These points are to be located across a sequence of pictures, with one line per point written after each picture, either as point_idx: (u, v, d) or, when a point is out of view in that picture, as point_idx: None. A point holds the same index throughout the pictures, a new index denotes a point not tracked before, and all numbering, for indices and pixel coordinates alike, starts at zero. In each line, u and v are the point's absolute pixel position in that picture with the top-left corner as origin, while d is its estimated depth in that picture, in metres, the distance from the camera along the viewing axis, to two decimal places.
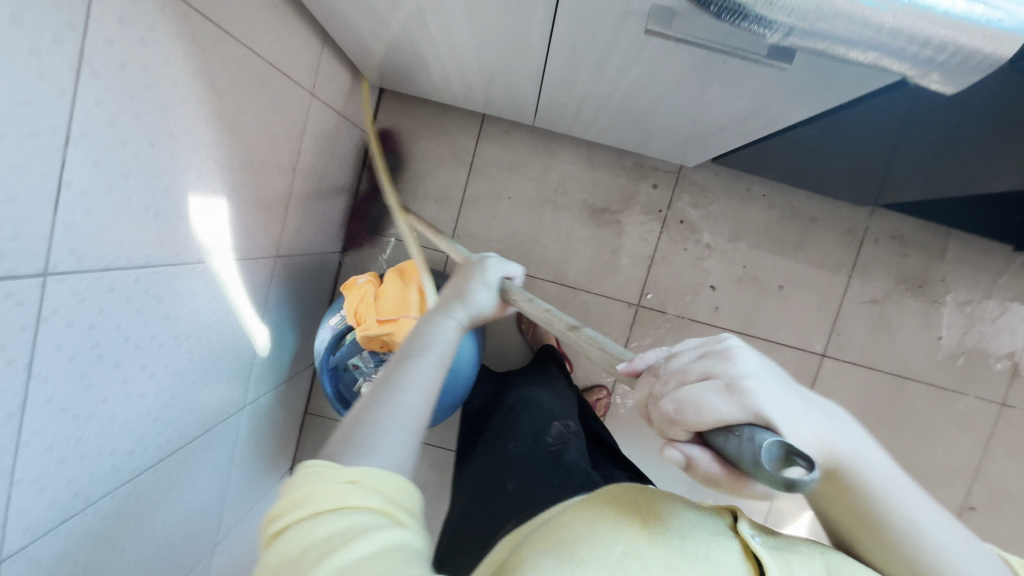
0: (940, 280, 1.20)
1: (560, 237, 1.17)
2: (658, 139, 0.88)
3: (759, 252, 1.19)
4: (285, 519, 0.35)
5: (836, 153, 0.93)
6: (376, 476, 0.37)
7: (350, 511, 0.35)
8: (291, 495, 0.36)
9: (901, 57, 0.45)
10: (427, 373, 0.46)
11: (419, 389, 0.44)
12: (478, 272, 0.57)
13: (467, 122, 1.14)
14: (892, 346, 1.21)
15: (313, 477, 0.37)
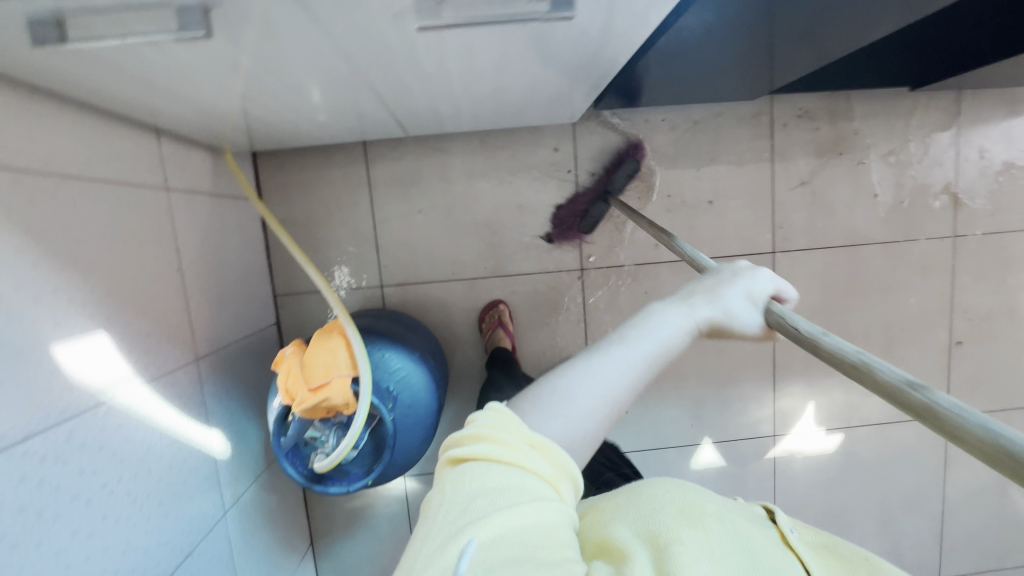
0: (858, 140, 1.20)
1: (483, 231, 1.15)
2: (528, 108, 0.86)
3: (680, 177, 1.18)
4: (467, 449, 0.41)
5: (701, 58, 0.92)
6: (551, 451, 0.42)
7: (521, 467, 0.39)
8: (478, 431, 0.42)
9: None
10: (638, 353, 0.48)
11: (624, 375, 0.47)
12: (743, 279, 0.53)
13: (351, 153, 1.10)
14: (835, 219, 1.22)
15: (501, 424, 0.42)
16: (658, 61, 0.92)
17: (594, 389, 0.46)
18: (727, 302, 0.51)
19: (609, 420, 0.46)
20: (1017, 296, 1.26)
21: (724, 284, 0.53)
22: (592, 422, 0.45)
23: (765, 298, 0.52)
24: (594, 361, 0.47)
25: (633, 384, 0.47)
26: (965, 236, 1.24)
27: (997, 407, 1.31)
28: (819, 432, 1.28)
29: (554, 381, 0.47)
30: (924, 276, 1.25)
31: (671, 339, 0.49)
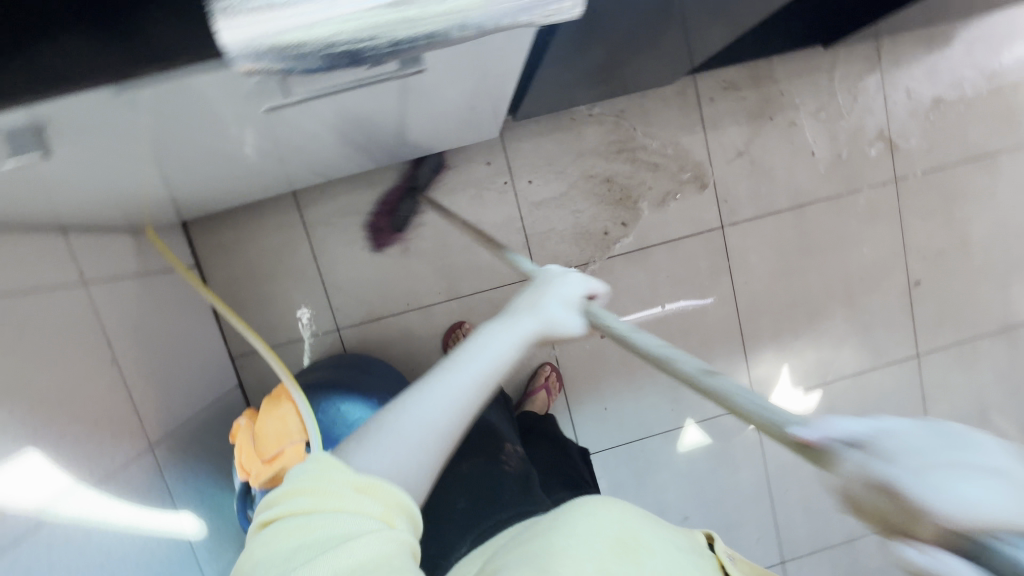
0: (786, 102, 1.20)
1: (431, 256, 1.14)
2: (442, 134, 0.84)
3: (618, 170, 1.17)
4: (278, 511, 0.36)
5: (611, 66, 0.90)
6: (380, 489, 0.38)
7: (344, 511, 0.35)
8: (294, 486, 0.37)
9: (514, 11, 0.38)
10: (462, 376, 0.45)
11: (450, 402, 0.44)
12: (554, 285, 0.55)
13: (282, 202, 1.08)
14: (778, 183, 1.22)
15: (319, 471, 0.37)
16: (570, 77, 0.89)
17: (422, 422, 0.42)
18: (547, 312, 0.51)
19: (442, 452, 0.43)
20: (965, 228, 1.28)
21: (544, 291, 0.54)
22: (422, 451, 0.41)
23: (582, 302, 0.54)
24: (420, 390, 0.44)
25: (461, 409, 0.44)
26: (906, 178, 1.25)
27: (966, 338, 1.33)
28: (797, 393, 1.30)
29: (383, 415, 0.43)
30: (873, 223, 1.26)
31: (496, 355, 0.47)
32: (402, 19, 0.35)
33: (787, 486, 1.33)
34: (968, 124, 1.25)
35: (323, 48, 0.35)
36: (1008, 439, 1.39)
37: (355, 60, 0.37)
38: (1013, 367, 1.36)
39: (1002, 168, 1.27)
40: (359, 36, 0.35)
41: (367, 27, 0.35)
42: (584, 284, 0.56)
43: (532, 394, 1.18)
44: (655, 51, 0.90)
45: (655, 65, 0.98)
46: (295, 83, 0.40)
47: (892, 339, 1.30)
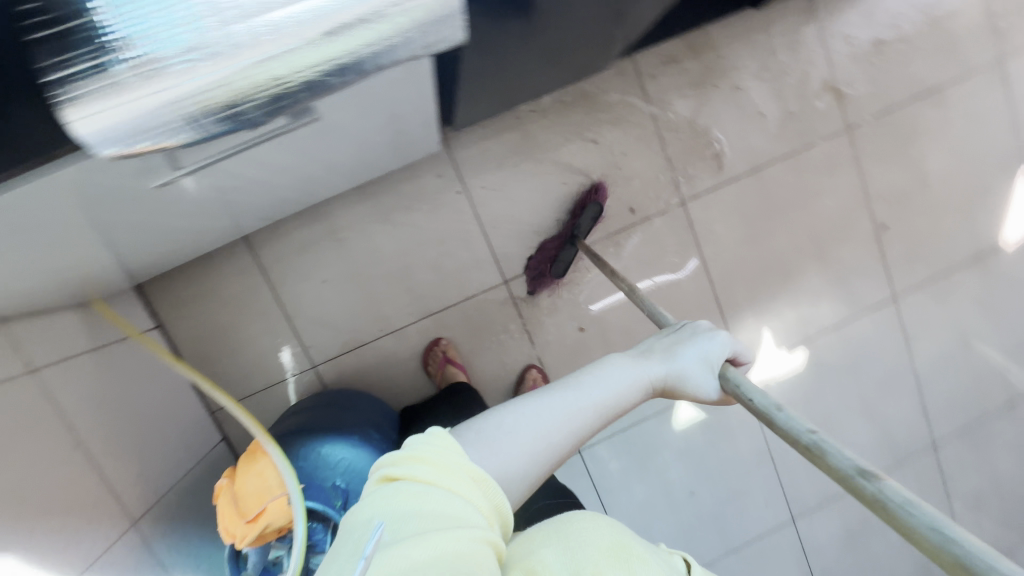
0: (729, 67, 1.18)
1: (396, 278, 1.12)
2: (379, 158, 0.82)
3: (570, 161, 1.15)
4: (404, 471, 0.40)
5: (543, 67, 0.88)
6: (487, 486, 0.41)
7: (457, 496, 0.38)
8: (417, 452, 0.41)
9: (376, 50, 0.39)
10: (593, 398, 0.49)
11: (573, 419, 0.47)
12: (701, 341, 0.59)
13: (234, 248, 1.05)
14: (732, 149, 1.21)
15: (444, 449, 0.41)
16: (502, 85, 0.87)
17: (539, 429, 0.46)
18: (681, 363, 0.56)
19: (551, 464, 0.46)
20: (921, 165, 1.29)
21: (682, 342, 0.59)
22: (529, 458, 0.45)
23: (721, 364, 0.59)
24: (550, 395, 0.48)
25: (580, 430, 0.48)
26: (857, 125, 1.25)
27: (939, 273, 1.34)
28: (782, 354, 1.30)
29: (502, 412, 0.47)
30: (833, 175, 1.26)
31: (625, 388, 0.51)
32: (266, 83, 0.38)
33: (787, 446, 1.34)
34: (911, 61, 1.25)
35: (186, 114, 0.37)
36: (992, 364, 1.41)
37: (226, 122, 0.39)
38: (988, 293, 1.37)
39: (950, 100, 1.28)
40: (223, 99, 0.37)
41: (225, 86, 0.36)
42: (722, 343, 0.60)
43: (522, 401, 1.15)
44: (584, 46, 0.87)
45: (589, 59, 0.96)
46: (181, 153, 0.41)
47: (867, 285, 1.31)
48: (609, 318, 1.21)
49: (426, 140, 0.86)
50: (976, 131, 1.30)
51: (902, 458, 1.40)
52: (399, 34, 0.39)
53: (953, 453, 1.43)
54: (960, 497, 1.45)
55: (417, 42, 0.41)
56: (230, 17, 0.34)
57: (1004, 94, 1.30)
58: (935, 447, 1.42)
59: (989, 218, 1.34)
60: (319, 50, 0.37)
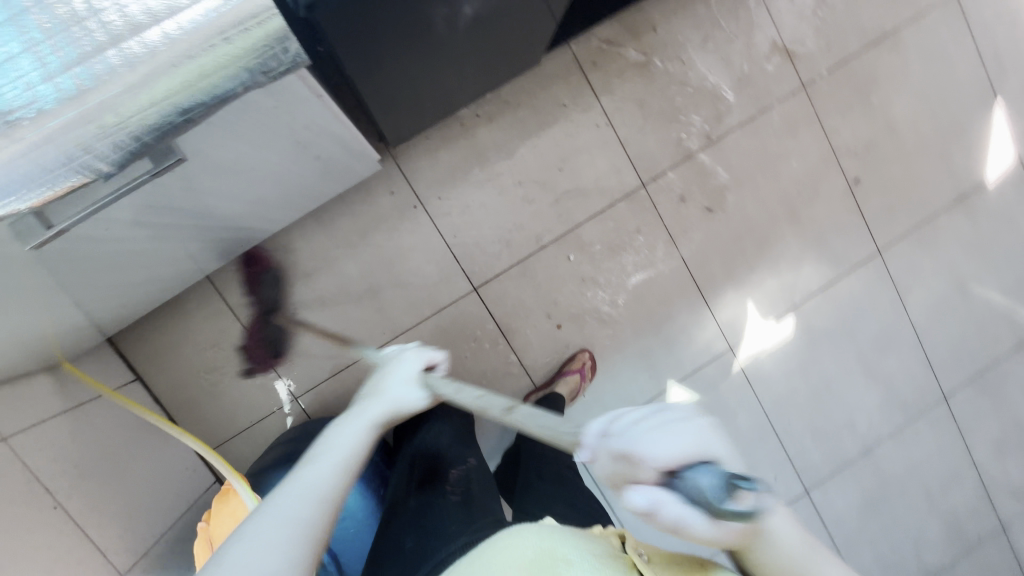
0: (671, 43, 1.17)
1: (364, 301, 1.12)
2: (312, 185, 0.83)
3: (523, 159, 1.14)
4: None
5: (460, 71, 0.87)
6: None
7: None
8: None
9: (214, 86, 0.42)
10: (324, 464, 0.49)
11: (312, 494, 0.46)
12: (396, 372, 0.66)
13: (201, 292, 1.07)
14: (687, 125, 1.19)
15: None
16: (420, 91, 0.86)
17: (285, 520, 0.43)
18: (392, 395, 0.62)
19: (318, 540, 0.44)
20: (886, 112, 1.25)
21: (382, 382, 0.65)
22: (293, 541, 0.42)
23: (421, 377, 0.66)
24: (285, 488, 0.46)
25: (328, 492, 0.47)
26: (814, 81, 1.22)
27: (922, 220, 1.30)
28: (770, 324, 1.27)
29: (241, 528, 0.43)
30: (795, 136, 1.23)
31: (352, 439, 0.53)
32: (106, 129, 0.39)
33: (789, 417, 1.30)
34: (860, 9, 1.22)
35: (27, 174, 0.38)
36: (994, 306, 1.35)
37: (73, 176, 0.40)
38: (979, 234, 1.32)
39: (908, 42, 1.24)
40: (64, 154, 0.38)
41: (62, 140, 0.38)
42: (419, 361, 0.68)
43: (567, 377, 1.15)
44: (496, 43, 0.86)
45: (514, 54, 0.95)
46: (51, 210, 0.43)
47: (849, 243, 1.27)
48: (584, 311, 1.19)
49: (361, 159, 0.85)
50: (940, 70, 1.26)
51: (912, 414, 1.35)
52: (236, 60, 0.41)
53: (966, 403, 1.37)
54: (981, 448, 1.39)
55: (258, 74, 0.44)
56: (48, 73, 0.36)
57: (963, 29, 1.25)
58: (947, 399, 1.36)
59: (969, 157, 1.29)
60: (153, 94, 0.39)
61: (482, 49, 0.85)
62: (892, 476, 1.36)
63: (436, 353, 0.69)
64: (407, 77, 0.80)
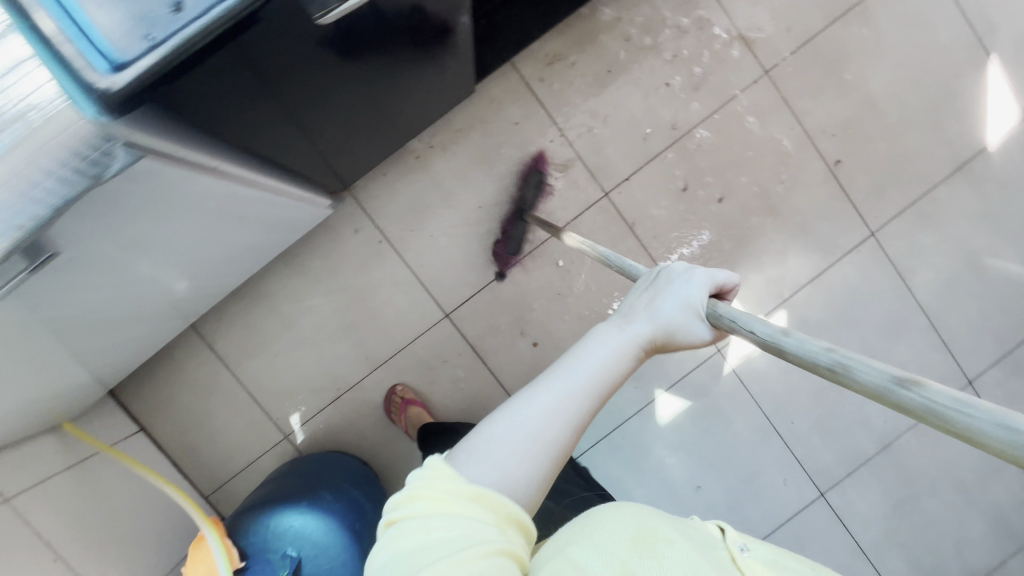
0: (618, 49, 1.15)
1: (341, 337, 1.15)
2: (250, 236, 0.87)
3: (482, 183, 1.15)
4: (404, 514, 0.39)
5: (386, 114, 0.89)
6: (492, 498, 0.40)
7: (465, 518, 0.38)
8: (412, 491, 0.40)
9: (52, 186, 0.44)
10: (570, 388, 0.45)
11: (548, 415, 0.44)
12: (681, 282, 0.52)
13: (190, 343, 1.13)
14: (645, 128, 1.16)
15: (436, 479, 0.40)
16: (347, 143, 0.89)
17: (522, 432, 0.43)
18: (662, 315, 0.50)
19: (554, 462, 0.44)
20: (862, 87, 1.17)
21: (658, 293, 0.53)
22: (528, 460, 0.43)
23: (709, 304, 0.51)
24: (528, 400, 0.45)
25: (569, 421, 0.44)
26: (776, 66, 1.16)
27: (919, 195, 1.20)
28: (759, 322, 1.21)
29: (491, 424, 0.44)
30: (763, 125, 1.18)
31: (609, 359, 0.47)
32: None
33: (792, 418, 1.23)
34: None
35: None
36: (1016, 279, 1.24)
37: None
38: (987, 203, 1.21)
39: (877, 12, 1.16)
40: None
41: None
42: (704, 279, 0.52)
43: None
44: (417, 83, 0.87)
45: (444, 87, 0.96)
46: None
47: (836, 228, 1.20)
48: (560, 328, 1.18)
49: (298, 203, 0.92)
50: (919, 35, 1.17)
51: None
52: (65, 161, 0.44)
53: (996, 387, 1.26)
54: None
55: (105, 169, 0.45)
56: None
57: None
58: (973, 384, 1.26)
59: (965, 122, 1.19)
60: None
61: (403, 93, 0.87)
62: (920, 472, 1.26)
63: (730, 275, 0.54)
64: (328, 138, 0.81)
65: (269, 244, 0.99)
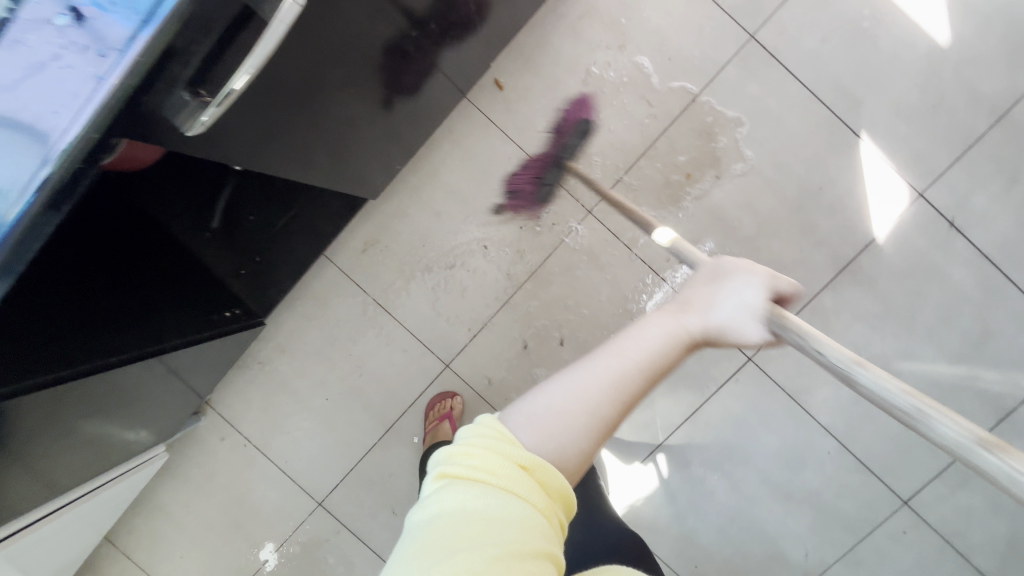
0: (428, 218, 1.10)
1: (232, 536, 1.21)
2: (98, 506, 1.01)
3: (326, 374, 1.15)
4: (460, 475, 0.38)
5: (197, 363, 0.95)
6: (541, 467, 0.38)
7: (511, 494, 0.37)
8: (467, 446, 0.39)
9: None
10: (624, 369, 0.42)
11: (600, 390, 0.41)
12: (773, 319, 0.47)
13: (102, 561, 1.22)
14: (475, 292, 1.11)
15: (492, 437, 0.39)
16: (171, 392, 0.96)
17: (559, 402, 0.41)
18: (720, 316, 0.47)
19: (581, 434, 0.40)
20: (705, 203, 1.04)
21: (719, 291, 0.49)
22: (555, 435, 0.40)
23: (768, 309, 0.47)
24: (571, 372, 0.43)
25: (600, 405, 0.41)
26: (600, 202, 1.06)
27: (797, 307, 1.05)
28: (638, 469, 1.13)
29: (531, 397, 0.42)
30: (600, 265, 1.07)
31: (649, 349, 0.43)
32: None
33: (697, 561, 1.13)
34: (631, 102, 1.03)
35: None
36: (941, 381, 1.04)
37: None
38: (886, 302, 1.03)
39: (705, 118, 1.02)
40: None
41: None
42: (764, 281, 0.48)
43: None
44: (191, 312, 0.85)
45: (227, 294, 0.96)
46: None
47: (704, 361, 1.08)
48: None
49: (112, 467, 1.01)
50: (762, 130, 1.01)
51: (864, 531, 1.09)
52: None
53: (941, 504, 1.07)
54: (980, 553, 1.08)
55: None
56: None
57: (778, 72, 1.00)
58: (911, 503, 1.08)
59: (839, 217, 1.02)
60: None
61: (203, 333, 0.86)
62: None
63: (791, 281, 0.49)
64: (142, 407, 0.90)
65: (115, 497, 1.06)
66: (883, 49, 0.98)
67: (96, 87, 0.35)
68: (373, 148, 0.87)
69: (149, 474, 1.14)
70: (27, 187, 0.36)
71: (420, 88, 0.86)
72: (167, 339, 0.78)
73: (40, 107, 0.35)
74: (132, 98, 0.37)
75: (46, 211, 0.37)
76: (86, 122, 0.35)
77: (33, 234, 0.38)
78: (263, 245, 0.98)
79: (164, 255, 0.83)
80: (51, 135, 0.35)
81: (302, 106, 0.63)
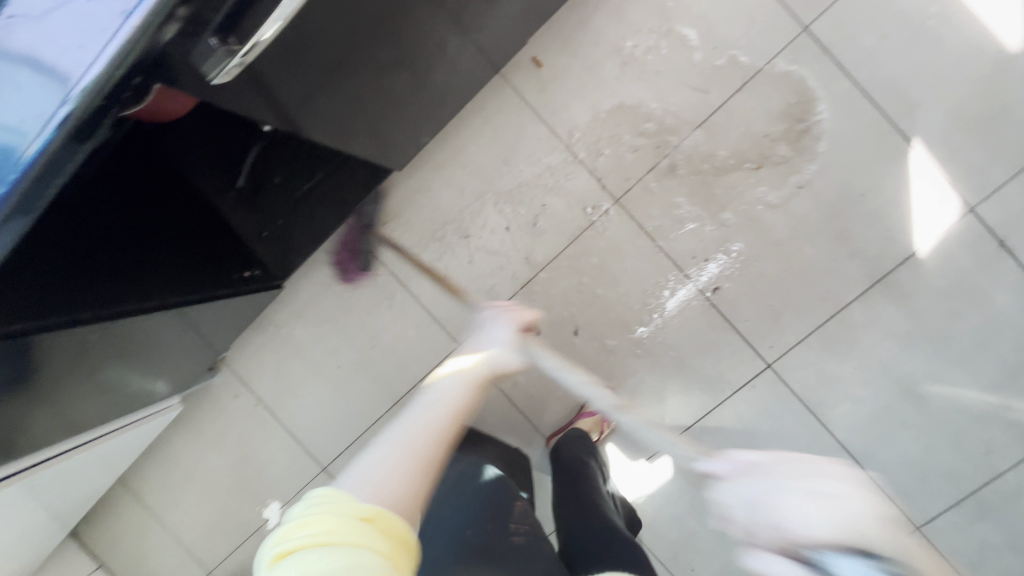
0: (452, 195, 1.08)
1: (238, 491, 1.25)
2: (114, 448, 1.04)
3: (339, 342, 1.16)
4: (297, 545, 0.37)
5: (213, 320, 0.95)
6: (379, 518, 0.38)
7: (353, 547, 0.36)
8: (301, 519, 0.38)
9: None
10: (423, 414, 0.44)
11: (408, 440, 0.42)
12: None
13: (116, 500, 1.27)
14: (492, 273, 1.09)
15: (324, 503, 0.38)
16: (186, 347, 0.97)
17: (387, 459, 0.41)
18: (487, 348, 0.52)
19: (413, 480, 0.41)
20: (737, 201, 1.00)
21: (480, 335, 0.55)
22: (387, 487, 0.40)
23: (512, 334, 0.54)
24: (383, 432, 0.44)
25: (421, 448, 0.42)
26: (628, 192, 1.03)
27: (825, 317, 1.01)
28: (642, 466, 1.11)
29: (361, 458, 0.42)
30: (622, 257, 1.05)
31: (450, 395, 0.46)
32: None
33: (693, 565, 1.11)
34: (670, 90, 0.99)
35: None
36: (971, 408, 0.99)
37: None
38: (920, 320, 0.98)
39: (747, 111, 0.98)
40: None
41: None
42: (509, 314, 0.57)
43: None
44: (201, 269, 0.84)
45: (245, 254, 0.95)
46: None
47: (720, 364, 1.05)
48: None
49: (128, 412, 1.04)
50: (806, 129, 0.97)
51: None
52: None
53: (957, 535, 1.03)
54: None
55: None
56: None
57: (830, 69, 0.95)
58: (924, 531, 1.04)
59: (879, 227, 0.97)
60: None
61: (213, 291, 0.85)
62: None
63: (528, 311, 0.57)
64: (158, 357, 0.91)
65: (129, 441, 1.09)
66: (946, 51, 0.92)
67: (123, 23, 0.35)
68: (403, 113, 0.85)
69: (164, 422, 1.17)
70: (53, 119, 0.36)
71: (454, 59, 0.85)
72: (178, 291, 0.77)
73: (68, 40, 0.35)
74: (157, 36, 0.36)
75: (67, 143, 0.38)
76: (111, 57, 0.35)
77: (57, 166, 0.39)
78: (285, 207, 0.96)
79: (180, 219, 0.82)
80: (73, 71, 0.35)
81: (336, 63, 0.61)
